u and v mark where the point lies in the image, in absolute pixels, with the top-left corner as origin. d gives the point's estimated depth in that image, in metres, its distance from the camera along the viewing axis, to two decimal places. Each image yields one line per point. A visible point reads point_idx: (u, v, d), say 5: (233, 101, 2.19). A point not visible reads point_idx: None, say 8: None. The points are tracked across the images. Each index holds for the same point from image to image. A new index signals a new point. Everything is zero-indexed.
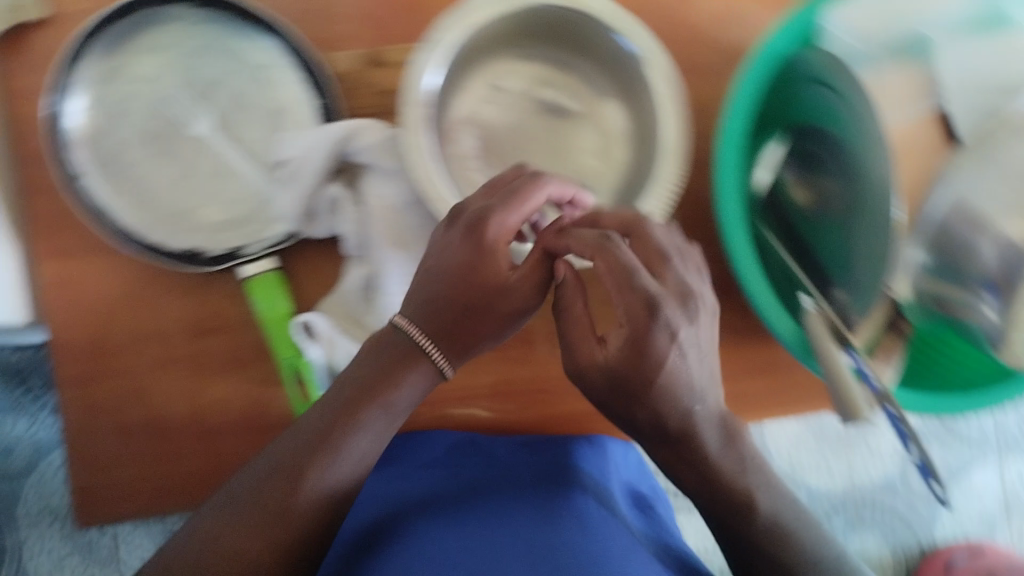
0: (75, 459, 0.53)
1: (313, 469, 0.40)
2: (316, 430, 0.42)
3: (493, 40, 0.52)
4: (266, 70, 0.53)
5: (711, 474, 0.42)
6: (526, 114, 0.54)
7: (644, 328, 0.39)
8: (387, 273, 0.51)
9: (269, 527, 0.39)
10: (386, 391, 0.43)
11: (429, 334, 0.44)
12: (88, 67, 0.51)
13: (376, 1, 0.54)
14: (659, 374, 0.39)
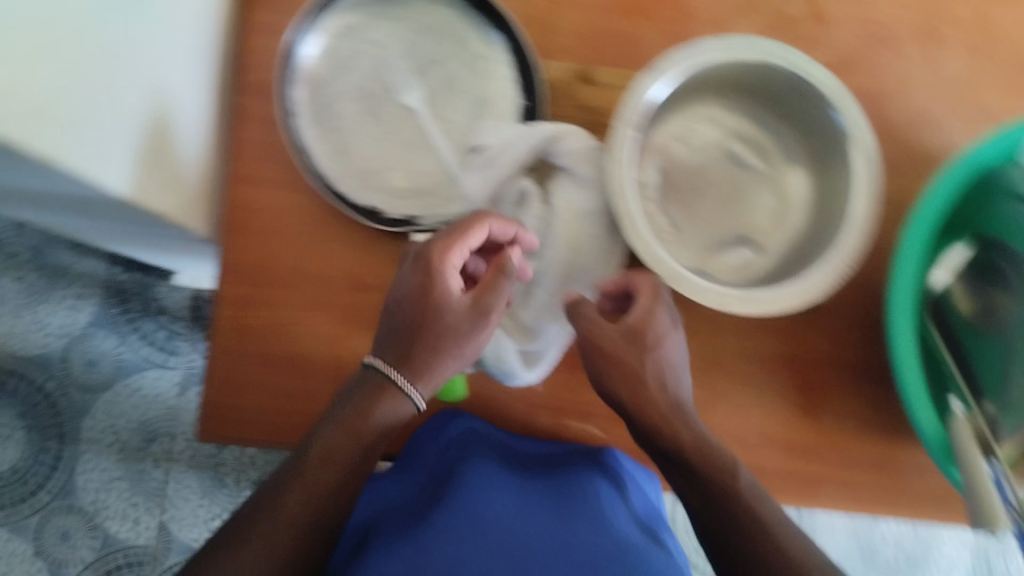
0: (214, 375, 0.56)
1: (329, 475, 0.45)
2: (325, 447, 0.45)
3: (704, 86, 0.54)
4: (484, 62, 0.56)
5: (674, 428, 0.48)
6: (713, 161, 0.56)
7: (657, 301, 0.50)
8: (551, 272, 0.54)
9: (282, 516, 0.43)
10: (385, 399, 0.47)
11: (399, 362, 0.48)
12: (328, 19, 0.54)
13: (600, 23, 0.56)
14: (656, 324, 0.50)
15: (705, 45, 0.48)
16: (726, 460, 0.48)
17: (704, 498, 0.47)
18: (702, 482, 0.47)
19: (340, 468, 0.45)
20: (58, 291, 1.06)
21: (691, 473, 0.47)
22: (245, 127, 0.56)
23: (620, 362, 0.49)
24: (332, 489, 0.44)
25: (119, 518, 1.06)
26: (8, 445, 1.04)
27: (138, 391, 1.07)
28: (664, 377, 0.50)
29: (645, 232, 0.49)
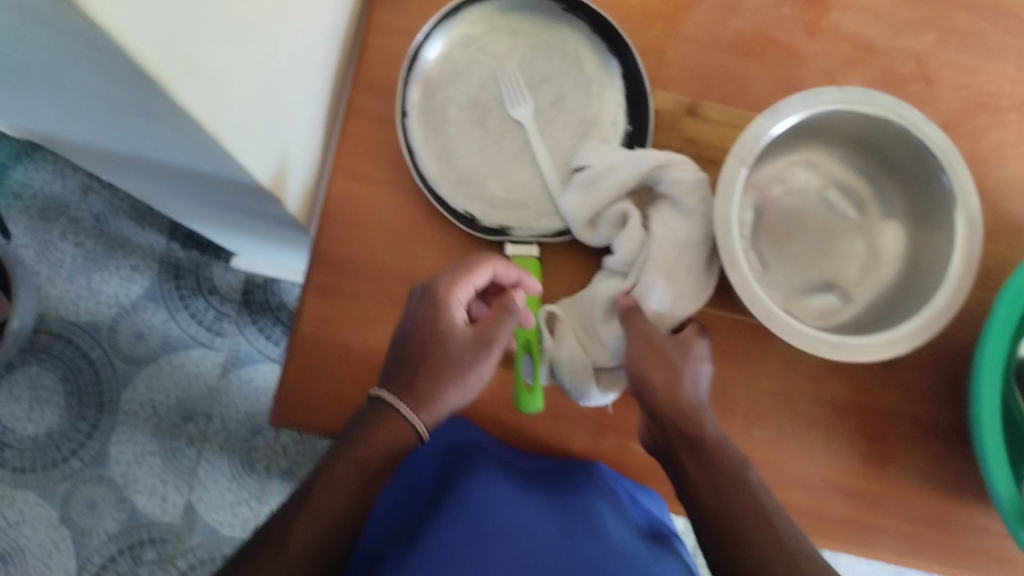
0: (292, 365, 0.55)
1: (334, 503, 0.45)
2: (333, 478, 0.46)
3: (812, 131, 0.55)
4: (597, 85, 0.57)
5: (696, 426, 0.49)
6: (809, 205, 0.58)
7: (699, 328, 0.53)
8: (642, 296, 0.52)
9: (300, 527, 0.44)
10: (388, 425, 0.47)
11: (399, 390, 0.48)
12: (453, 26, 0.56)
13: (710, 61, 0.58)
14: (698, 348, 0.52)
15: (822, 90, 0.51)
16: (739, 458, 0.49)
17: (715, 483, 0.47)
18: (717, 474, 0.48)
19: (347, 493, 0.46)
20: (115, 262, 1.06)
21: (706, 455, 0.48)
22: (352, 118, 0.56)
23: (662, 356, 0.50)
24: (347, 493, 0.46)
25: (147, 492, 1.04)
26: (47, 408, 1.02)
27: (180, 368, 1.07)
28: (695, 385, 0.51)
29: (742, 266, 0.49)
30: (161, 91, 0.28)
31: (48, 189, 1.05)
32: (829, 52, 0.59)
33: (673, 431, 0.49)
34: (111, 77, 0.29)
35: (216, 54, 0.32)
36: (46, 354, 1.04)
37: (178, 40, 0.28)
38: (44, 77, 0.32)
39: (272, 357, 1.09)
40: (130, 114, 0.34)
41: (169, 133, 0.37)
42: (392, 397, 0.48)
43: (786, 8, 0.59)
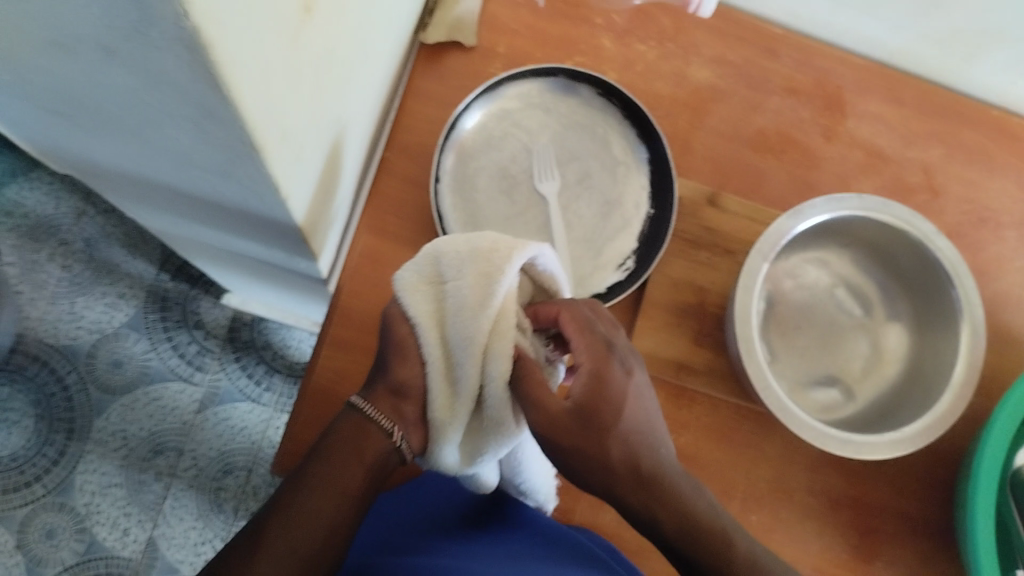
0: (297, 411, 0.54)
1: (310, 545, 0.41)
2: (310, 509, 0.42)
3: (826, 232, 0.58)
4: (623, 168, 0.59)
5: (653, 510, 0.43)
6: (818, 302, 0.59)
7: (603, 357, 0.43)
8: (480, 265, 0.40)
9: (299, 534, 0.41)
10: (359, 434, 0.43)
11: (371, 395, 0.44)
12: (491, 99, 0.58)
13: (730, 156, 0.61)
14: (604, 402, 0.43)
15: (843, 196, 0.53)
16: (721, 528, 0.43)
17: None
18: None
19: (348, 496, 0.43)
20: (101, 287, 1.05)
21: (682, 556, 0.43)
22: (384, 176, 0.57)
23: (574, 440, 0.42)
24: (342, 497, 0.42)
25: (108, 525, 1.00)
26: (14, 430, 0.99)
27: (157, 401, 1.04)
28: (634, 448, 0.43)
29: (757, 358, 0.51)
30: (258, 157, 0.30)
31: (41, 210, 1.05)
32: (843, 156, 0.62)
33: (635, 512, 0.43)
34: (211, 144, 0.30)
35: (300, 123, 0.33)
36: (20, 375, 1.01)
37: (278, 112, 0.29)
38: (126, 128, 0.32)
39: (251, 397, 1.06)
40: (204, 172, 0.35)
41: (234, 191, 0.37)
42: (364, 403, 0.44)
43: (806, 111, 0.62)
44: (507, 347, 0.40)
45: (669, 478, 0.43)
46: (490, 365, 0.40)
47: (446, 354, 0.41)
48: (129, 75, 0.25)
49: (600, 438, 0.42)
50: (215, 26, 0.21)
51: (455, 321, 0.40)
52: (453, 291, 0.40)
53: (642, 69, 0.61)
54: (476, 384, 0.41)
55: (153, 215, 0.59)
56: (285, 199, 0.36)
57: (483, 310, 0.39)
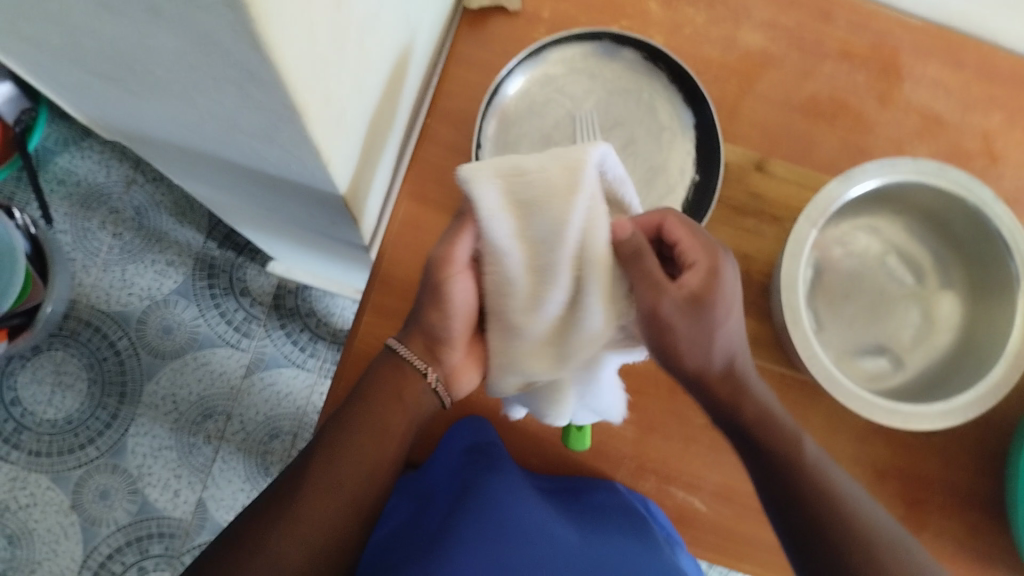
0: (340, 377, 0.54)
1: (359, 482, 0.43)
2: (353, 444, 0.44)
3: (880, 197, 0.56)
4: (669, 134, 0.58)
5: (739, 404, 0.46)
6: (868, 269, 0.58)
7: (716, 258, 0.44)
8: (562, 158, 0.39)
9: (347, 474, 0.43)
10: (394, 375, 0.46)
11: (407, 338, 0.47)
12: (536, 66, 0.58)
13: (780, 121, 0.60)
14: (717, 301, 0.43)
15: (896, 161, 0.52)
16: (790, 431, 0.46)
17: (767, 476, 0.46)
18: (791, 484, 0.45)
19: (393, 439, 0.45)
20: (151, 255, 1.07)
21: (753, 444, 0.46)
22: (426, 142, 0.57)
23: (681, 330, 0.42)
24: (391, 440, 0.45)
25: (160, 486, 1.03)
26: (69, 393, 1.03)
27: (206, 366, 1.06)
28: (732, 347, 0.45)
29: (803, 328, 0.50)
30: (301, 121, 0.30)
31: (92, 178, 1.07)
32: (898, 122, 0.60)
33: (717, 407, 0.47)
34: (252, 106, 0.30)
35: (343, 86, 0.33)
36: (73, 339, 1.05)
37: (322, 74, 0.29)
38: (174, 92, 0.32)
39: (296, 363, 1.08)
40: (250, 137, 0.35)
41: (277, 155, 0.38)
42: (400, 346, 0.47)
43: (860, 75, 0.61)
44: (602, 237, 0.39)
45: (753, 376, 0.47)
46: (587, 257, 0.39)
47: (527, 248, 0.40)
48: (175, 35, 0.25)
49: (708, 329, 0.43)
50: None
51: (544, 212, 0.38)
52: (537, 185, 0.38)
53: (690, 32, 0.60)
54: (575, 281, 0.40)
55: (202, 183, 0.60)
56: (329, 164, 0.36)
57: (576, 199, 0.38)
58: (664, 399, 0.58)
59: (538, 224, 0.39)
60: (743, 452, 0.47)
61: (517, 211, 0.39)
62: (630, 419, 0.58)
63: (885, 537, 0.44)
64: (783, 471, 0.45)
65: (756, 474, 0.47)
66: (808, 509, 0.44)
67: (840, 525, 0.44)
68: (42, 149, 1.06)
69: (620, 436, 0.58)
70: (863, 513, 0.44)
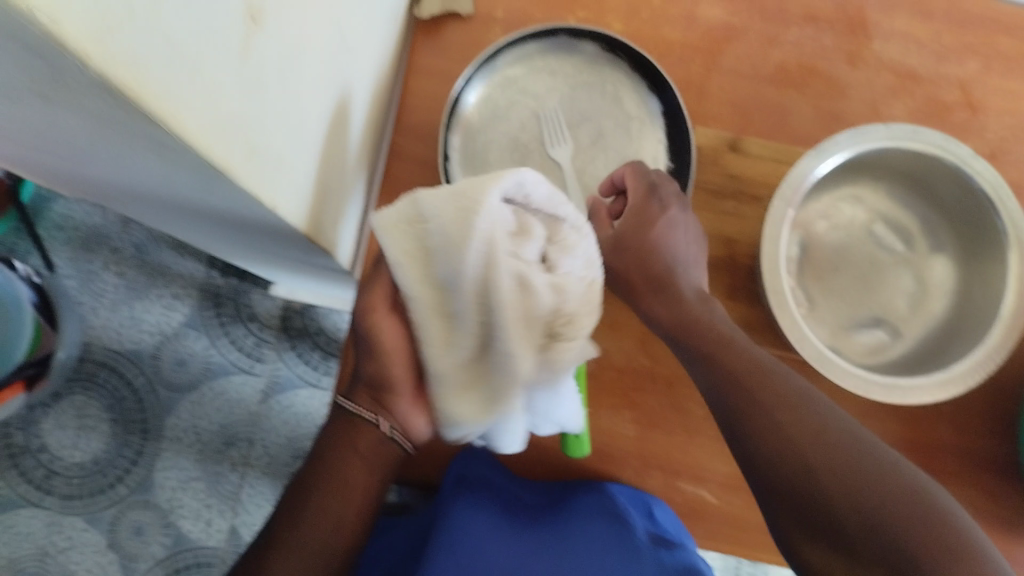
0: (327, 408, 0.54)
1: (324, 535, 0.49)
2: (314, 502, 0.49)
3: (859, 166, 0.54)
4: (637, 124, 0.57)
5: (659, 305, 0.50)
6: (855, 240, 0.56)
7: (646, 192, 0.51)
8: (470, 205, 0.37)
9: (313, 530, 0.48)
10: (347, 428, 0.49)
11: (356, 394, 0.50)
12: (494, 69, 0.56)
13: (751, 96, 0.58)
14: (647, 229, 0.51)
15: (868, 128, 0.50)
16: (717, 329, 0.48)
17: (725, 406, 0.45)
18: (751, 403, 0.44)
19: (354, 492, 0.49)
20: (157, 291, 1.08)
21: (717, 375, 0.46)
22: (392, 161, 0.56)
23: (637, 262, 0.51)
24: (348, 493, 0.49)
25: (192, 517, 1.04)
26: (93, 436, 1.04)
27: (223, 394, 1.07)
28: (672, 264, 0.51)
29: (790, 311, 0.49)
30: (226, 178, 0.30)
31: (90, 221, 1.07)
32: (872, 83, 0.58)
33: (650, 312, 0.50)
34: (176, 164, 0.30)
35: (270, 131, 0.33)
36: (92, 383, 1.05)
37: (238, 127, 0.29)
38: (103, 154, 0.32)
39: (311, 382, 1.08)
40: (189, 187, 0.35)
41: (221, 201, 0.37)
42: (350, 401, 0.50)
43: (828, 38, 0.58)
44: (500, 281, 0.38)
45: (681, 279, 0.51)
46: (489, 299, 0.38)
47: (435, 293, 0.40)
48: (70, 109, 0.25)
49: (643, 253, 0.51)
50: (124, 66, 0.21)
51: (442, 258, 0.38)
52: (435, 230, 0.38)
53: (648, 16, 0.58)
54: (482, 324, 0.39)
55: (177, 224, 0.60)
56: (274, 210, 0.36)
57: (465, 244, 0.37)
58: (661, 391, 0.58)
59: (440, 269, 0.39)
60: (682, 354, 0.48)
61: (422, 256, 0.39)
62: (630, 418, 0.58)
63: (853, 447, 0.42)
64: (709, 366, 0.46)
65: (698, 374, 0.47)
66: (742, 403, 0.44)
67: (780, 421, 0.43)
68: (37, 198, 1.06)
69: (622, 435, 0.57)
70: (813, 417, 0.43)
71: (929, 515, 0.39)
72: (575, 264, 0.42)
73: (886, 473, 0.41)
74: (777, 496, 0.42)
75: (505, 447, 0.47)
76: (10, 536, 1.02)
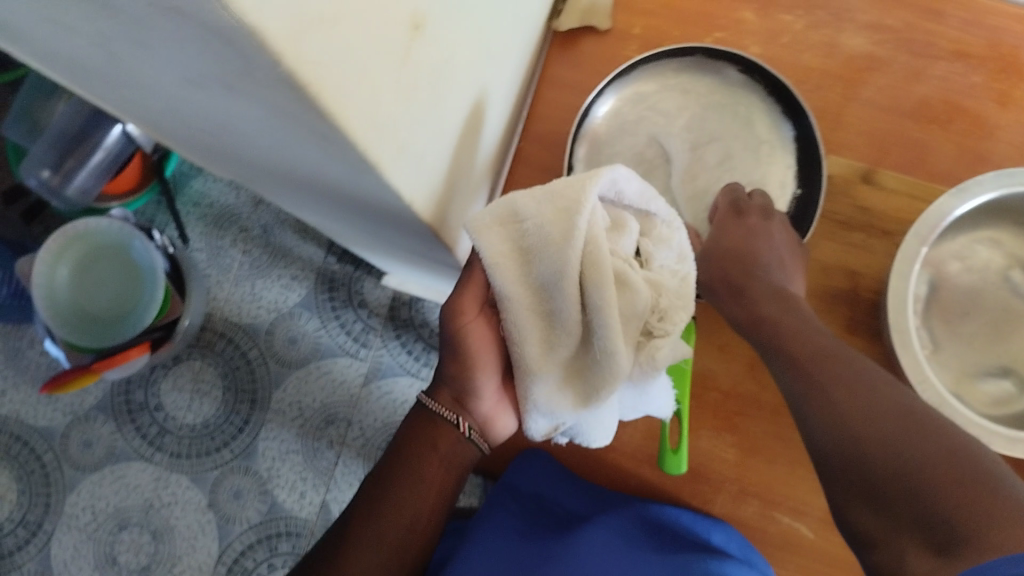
0: None
1: (398, 529, 0.49)
2: (393, 500, 0.49)
3: (1001, 209, 0.52)
4: (768, 147, 0.57)
5: (753, 304, 0.50)
6: (989, 285, 0.54)
7: (735, 206, 0.54)
8: (571, 205, 0.40)
9: (388, 522, 0.49)
10: (427, 429, 0.50)
11: (436, 392, 0.50)
12: (628, 83, 0.57)
13: (889, 128, 0.56)
14: (740, 237, 0.53)
15: (1015, 171, 0.48)
16: (796, 316, 0.48)
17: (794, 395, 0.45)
18: (818, 387, 0.44)
19: (430, 489, 0.50)
20: (277, 270, 1.13)
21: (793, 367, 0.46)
22: (518, 166, 0.57)
23: (737, 293, 0.51)
24: (425, 491, 0.50)
25: (288, 488, 1.08)
26: (206, 400, 1.10)
27: (328, 374, 1.11)
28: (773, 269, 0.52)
29: (913, 352, 0.48)
30: (376, 172, 0.31)
31: (223, 199, 1.14)
32: (1021, 124, 0.55)
33: (739, 325, 0.51)
34: (336, 159, 0.32)
35: (417, 132, 0.35)
36: (209, 350, 1.11)
37: (392, 127, 0.31)
38: (266, 141, 0.35)
39: (411, 372, 1.10)
40: (339, 178, 0.38)
41: (365, 193, 0.40)
42: (429, 400, 0.50)
43: (977, 75, 0.56)
44: (603, 275, 0.39)
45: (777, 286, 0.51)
46: (592, 295, 0.39)
47: (532, 293, 0.41)
48: (254, 103, 0.28)
49: (744, 263, 0.52)
50: (310, 68, 0.22)
51: (545, 257, 0.40)
52: (536, 230, 0.40)
53: (788, 40, 0.58)
54: (582, 320, 0.41)
55: (311, 209, 0.63)
56: (411, 204, 0.38)
57: (568, 241, 0.39)
58: (767, 420, 0.57)
59: (540, 268, 0.41)
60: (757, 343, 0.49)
61: (518, 256, 0.41)
62: (730, 442, 0.57)
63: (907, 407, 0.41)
64: (781, 352, 0.47)
65: (768, 356, 0.48)
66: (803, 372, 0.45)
67: (833, 381, 0.43)
68: (179, 173, 1.13)
69: (721, 458, 0.57)
70: (871, 378, 0.43)
71: (947, 466, 0.37)
72: (668, 257, 0.45)
73: (927, 437, 0.39)
74: (837, 477, 0.41)
75: (591, 441, 0.48)
76: (119, 486, 1.08)
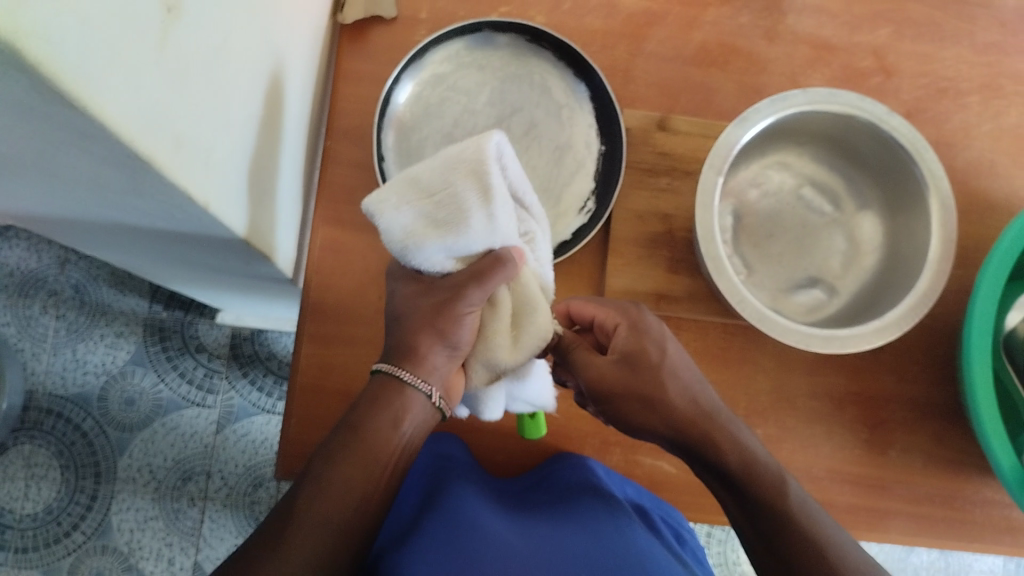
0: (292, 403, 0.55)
1: (344, 515, 0.39)
2: (343, 478, 0.39)
3: (782, 134, 0.57)
4: (568, 110, 0.59)
5: (663, 410, 0.45)
6: (785, 206, 0.59)
7: (632, 322, 0.48)
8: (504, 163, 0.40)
9: (328, 503, 0.39)
10: (397, 401, 0.43)
11: (400, 360, 0.44)
12: (424, 68, 0.58)
13: (675, 76, 0.60)
14: (644, 353, 0.46)
15: (788, 94, 0.52)
16: (699, 404, 0.46)
17: (758, 530, 0.44)
18: (727, 478, 0.45)
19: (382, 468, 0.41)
20: (98, 330, 1.05)
21: (735, 489, 0.45)
22: (330, 165, 0.57)
23: (630, 386, 0.46)
24: (382, 471, 0.41)
25: (153, 558, 1.01)
26: (43, 484, 1.01)
27: (175, 429, 1.05)
28: (686, 382, 0.46)
29: (728, 276, 0.51)
30: (154, 170, 0.30)
31: (24, 265, 1.04)
32: (789, 55, 0.61)
33: (640, 425, 0.46)
34: (110, 163, 0.30)
35: (197, 126, 0.33)
36: (38, 431, 1.02)
37: (163, 118, 0.29)
38: (40, 166, 0.33)
39: (265, 408, 1.06)
40: (124, 194, 0.36)
41: (161, 208, 0.38)
42: (395, 368, 0.43)
43: (744, 16, 0.61)
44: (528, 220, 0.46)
45: (676, 380, 0.46)
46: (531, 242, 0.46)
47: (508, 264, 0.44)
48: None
49: (656, 377, 0.46)
50: (33, 37, 0.21)
51: (467, 212, 0.38)
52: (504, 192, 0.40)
53: (570, 6, 0.60)
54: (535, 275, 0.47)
55: (116, 248, 0.60)
56: (208, 207, 0.36)
57: (490, 199, 0.38)
58: None
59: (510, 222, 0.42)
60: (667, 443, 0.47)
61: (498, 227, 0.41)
62: None
63: (767, 474, 0.44)
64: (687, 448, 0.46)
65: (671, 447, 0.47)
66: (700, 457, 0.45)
67: (724, 470, 0.45)
68: None
69: (579, 415, 0.59)
70: (750, 454, 0.45)
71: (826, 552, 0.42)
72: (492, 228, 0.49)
73: (796, 522, 0.43)
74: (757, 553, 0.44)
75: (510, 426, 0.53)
76: None
